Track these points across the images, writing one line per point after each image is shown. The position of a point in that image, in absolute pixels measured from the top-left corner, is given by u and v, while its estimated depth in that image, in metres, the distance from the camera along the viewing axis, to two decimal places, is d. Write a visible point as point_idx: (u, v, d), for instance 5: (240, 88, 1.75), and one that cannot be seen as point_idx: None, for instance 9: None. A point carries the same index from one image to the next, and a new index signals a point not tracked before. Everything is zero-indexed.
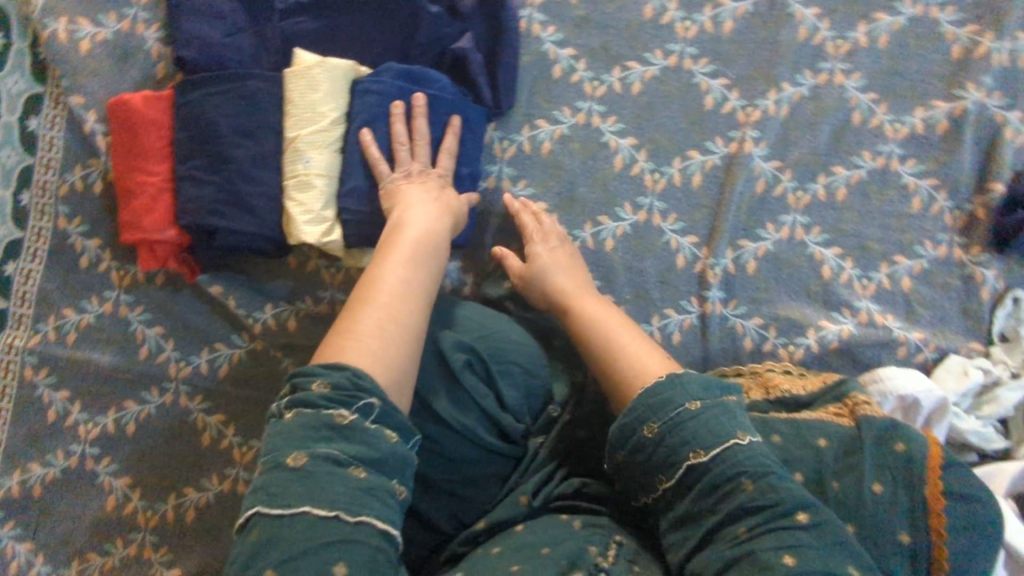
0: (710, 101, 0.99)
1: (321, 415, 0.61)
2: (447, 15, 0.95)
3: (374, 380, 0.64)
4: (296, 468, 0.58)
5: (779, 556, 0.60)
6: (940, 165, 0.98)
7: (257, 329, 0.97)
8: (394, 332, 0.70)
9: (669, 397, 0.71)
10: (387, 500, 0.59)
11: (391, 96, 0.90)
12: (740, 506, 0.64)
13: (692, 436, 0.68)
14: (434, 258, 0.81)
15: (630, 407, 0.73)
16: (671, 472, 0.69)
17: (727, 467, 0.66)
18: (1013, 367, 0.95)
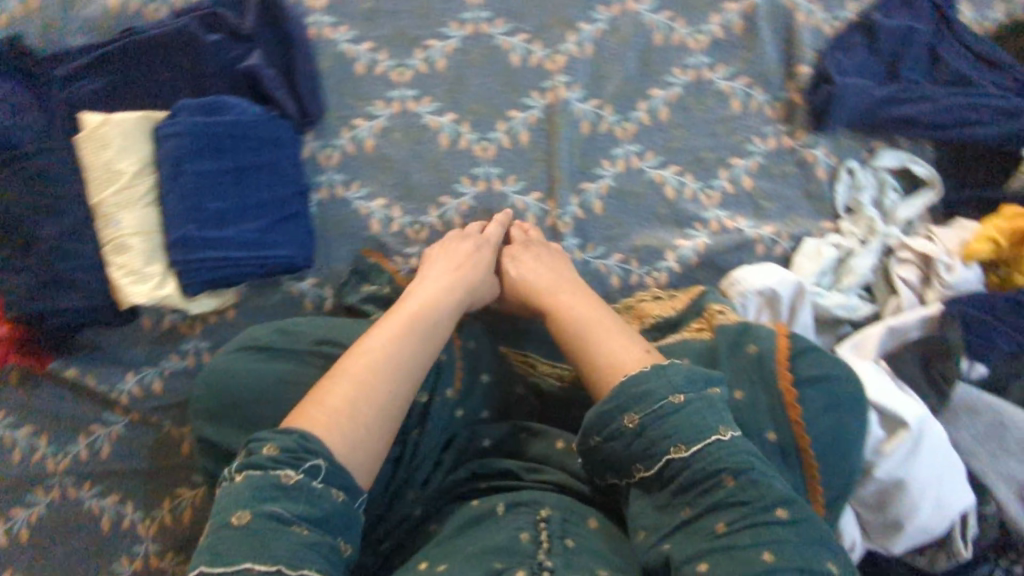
0: (515, 59, 1.00)
1: (269, 475, 0.60)
2: (229, 40, 0.93)
3: (323, 445, 0.64)
4: (240, 527, 0.58)
5: (758, 554, 0.59)
6: (747, 63, 1.01)
7: (125, 401, 0.95)
8: (365, 406, 0.69)
9: (649, 388, 0.68)
10: (330, 556, 0.60)
11: (189, 135, 0.87)
12: (719, 500, 0.63)
13: (674, 429, 0.66)
14: (413, 316, 0.79)
15: (614, 398, 0.69)
16: (652, 463, 0.66)
17: (708, 464, 0.64)
18: (861, 235, 0.98)
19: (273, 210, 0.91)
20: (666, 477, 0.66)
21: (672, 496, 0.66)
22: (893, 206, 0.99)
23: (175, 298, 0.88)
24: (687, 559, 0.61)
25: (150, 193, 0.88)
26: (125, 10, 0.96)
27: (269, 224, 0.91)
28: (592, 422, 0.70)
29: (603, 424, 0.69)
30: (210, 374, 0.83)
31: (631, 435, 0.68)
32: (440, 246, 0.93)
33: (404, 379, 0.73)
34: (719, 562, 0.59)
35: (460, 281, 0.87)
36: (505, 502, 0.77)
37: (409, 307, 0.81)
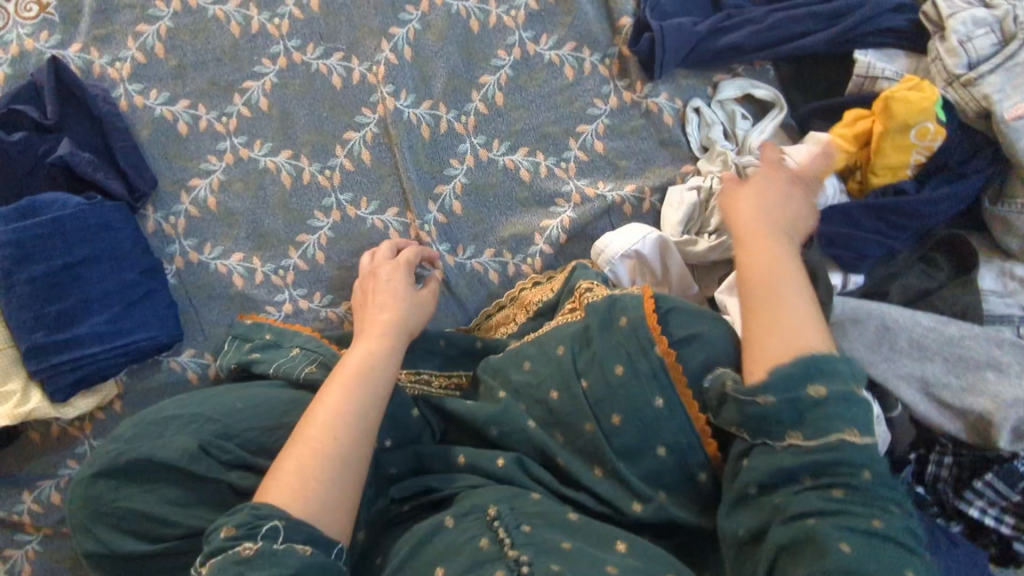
0: (337, 80, 0.98)
1: (229, 554, 0.60)
2: (36, 134, 0.91)
3: (275, 507, 0.63)
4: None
5: (866, 520, 0.59)
6: (568, 27, 1.00)
7: (29, 519, 0.92)
8: (326, 466, 0.67)
9: (830, 370, 0.65)
10: None
11: (12, 244, 0.84)
12: (846, 480, 0.61)
13: (841, 415, 0.63)
14: (358, 364, 0.76)
15: (798, 367, 0.65)
16: (810, 438, 0.63)
17: (853, 458, 0.62)
18: (720, 171, 0.96)
19: (121, 295, 0.88)
20: (803, 450, 0.63)
21: (801, 461, 0.63)
22: (744, 136, 0.98)
23: (43, 408, 0.86)
24: (795, 515, 0.61)
25: None
26: None
27: (120, 311, 0.88)
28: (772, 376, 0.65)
29: (784, 385, 0.64)
30: (80, 490, 0.75)
31: (800, 408, 0.64)
32: (365, 283, 0.89)
33: (359, 429, 0.71)
34: (836, 525, 0.59)
35: (396, 313, 0.84)
36: (454, 512, 0.75)
37: (351, 356, 0.77)
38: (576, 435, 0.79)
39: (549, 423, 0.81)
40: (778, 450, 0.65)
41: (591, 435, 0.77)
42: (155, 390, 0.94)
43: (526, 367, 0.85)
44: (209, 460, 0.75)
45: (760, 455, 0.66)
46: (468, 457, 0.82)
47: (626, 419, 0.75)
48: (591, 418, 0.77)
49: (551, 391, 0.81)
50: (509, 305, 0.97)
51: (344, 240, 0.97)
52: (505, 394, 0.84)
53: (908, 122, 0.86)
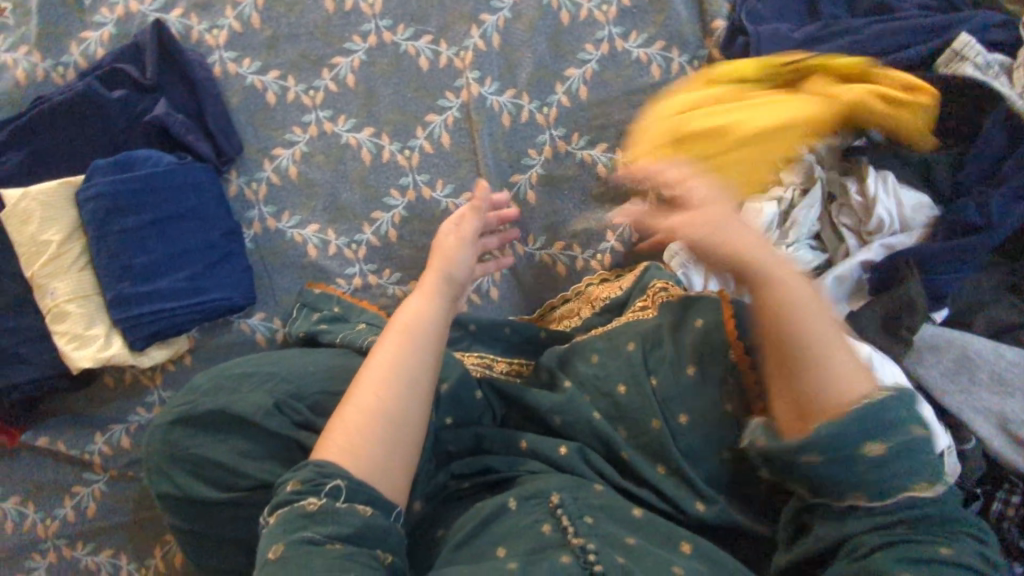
0: (424, 62, 0.99)
1: (294, 508, 0.60)
2: (134, 94, 0.94)
3: (339, 464, 0.63)
4: (276, 560, 0.57)
5: (934, 551, 0.58)
6: (660, 26, 0.99)
7: (99, 460, 0.97)
8: (377, 420, 0.66)
9: (902, 418, 0.60)
10: (372, 564, 0.58)
11: (107, 196, 0.88)
12: (914, 516, 0.60)
13: (911, 467, 0.60)
14: (409, 320, 0.74)
15: (851, 420, 0.60)
16: (875, 495, 0.60)
17: (923, 505, 0.60)
18: (801, 184, 0.96)
19: (202, 255, 0.91)
20: (874, 506, 0.60)
21: (870, 515, 0.60)
22: (832, 154, 0.97)
23: (124, 355, 0.88)
24: (858, 556, 0.59)
25: (81, 256, 0.89)
26: (32, 78, 0.97)
27: (201, 270, 0.91)
28: (811, 436, 0.60)
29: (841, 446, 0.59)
30: (161, 433, 0.79)
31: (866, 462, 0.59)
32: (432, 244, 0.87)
33: (412, 383, 0.69)
34: (902, 560, 0.57)
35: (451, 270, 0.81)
36: (516, 494, 0.77)
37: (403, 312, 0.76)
38: (641, 432, 0.79)
39: (613, 416, 0.82)
40: (848, 516, 0.61)
41: (657, 434, 0.77)
42: (224, 348, 0.97)
43: (593, 359, 0.87)
44: (282, 418, 0.77)
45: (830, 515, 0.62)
46: (531, 443, 0.84)
47: (693, 420, 0.76)
48: (659, 415, 0.78)
49: (618, 385, 0.82)
50: (575, 300, 0.98)
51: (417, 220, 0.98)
52: (570, 384, 0.85)
53: (912, 136, 0.91)
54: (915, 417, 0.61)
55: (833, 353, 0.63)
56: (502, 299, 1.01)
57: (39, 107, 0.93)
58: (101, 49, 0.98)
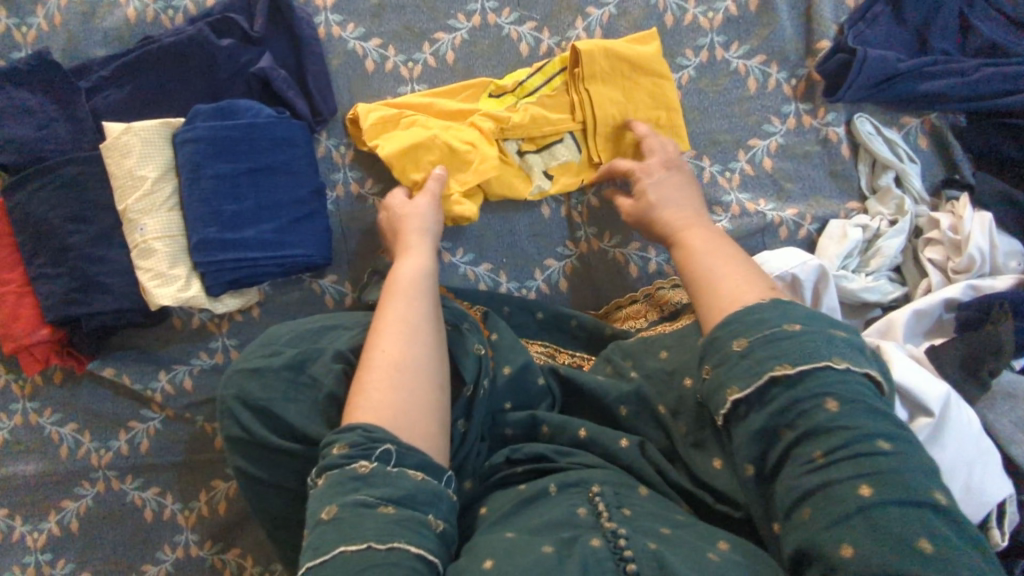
0: (525, 48, 1.00)
1: (346, 469, 0.60)
2: (241, 45, 0.95)
3: (384, 428, 0.63)
4: (329, 519, 0.57)
5: (854, 487, 0.52)
6: (764, 39, 0.98)
7: (159, 399, 0.98)
8: (396, 372, 0.68)
9: (762, 315, 0.62)
10: (421, 529, 0.58)
11: (205, 140, 0.88)
12: (816, 427, 0.55)
13: (781, 350, 0.59)
14: (403, 281, 0.79)
15: (719, 328, 0.64)
16: (746, 384, 0.59)
17: (818, 392, 0.56)
18: (890, 215, 0.95)
19: (289, 210, 0.92)
20: (764, 397, 0.58)
21: (769, 417, 0.58)
22: (921, 190, 0.96)
23: (200, 298, 0.90)
24: (794, 509, 0.54)
25: (171, 198, 0.90)
26: (142, 17, 0.98)
27: (287, 224, 0.92)
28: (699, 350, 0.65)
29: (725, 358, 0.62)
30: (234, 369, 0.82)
31: (734, 359, 0.61)
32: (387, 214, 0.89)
33: (418, 338, 0.73)
34: (824, 499, 0.53)
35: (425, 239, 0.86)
36: (556, 480, 0.77)
37: (399, 276, 0.80)
38: (701, 425, 0.80)
39: (676, 411, 0.83)
40: (745, 416, 0.59)
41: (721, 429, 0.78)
42: (294, 305, 0.99)
43: (662, 355, 0.88)
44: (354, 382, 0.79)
45: (736, 432, 0.60)
46: (590, 432, 0.84)
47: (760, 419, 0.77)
48: None
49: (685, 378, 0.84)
50: (644, 301, 0.98)
51: (496, 204, 1.00)
52: (637, 375, 0.88)
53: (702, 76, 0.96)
54: (789, 317, 0.62)
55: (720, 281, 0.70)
56: (570, 292, 1.02)
57: (148, 47, 0.94)
58: None
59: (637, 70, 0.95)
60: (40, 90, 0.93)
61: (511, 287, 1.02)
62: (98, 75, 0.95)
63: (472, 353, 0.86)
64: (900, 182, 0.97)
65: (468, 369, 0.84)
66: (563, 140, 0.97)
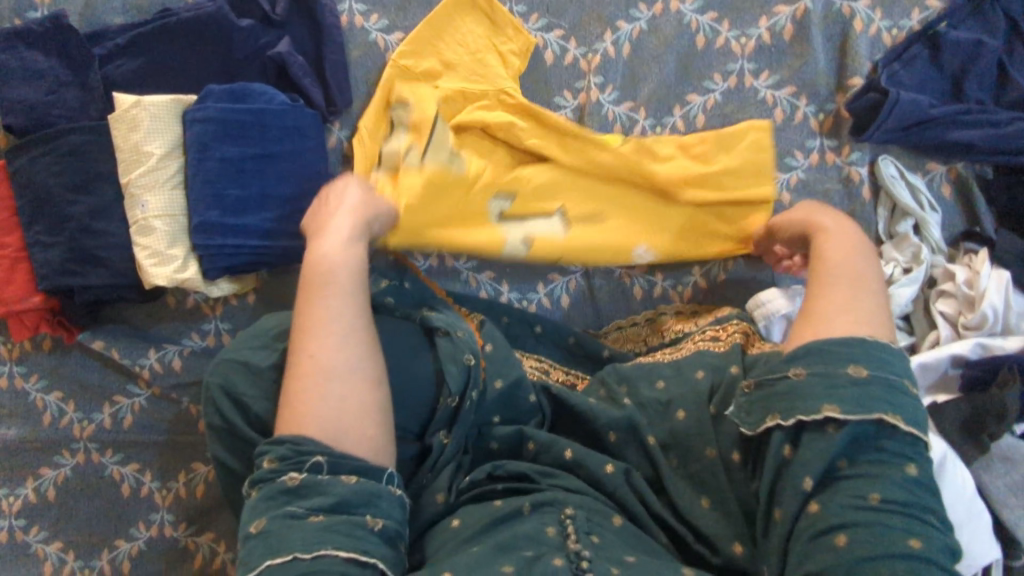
0: (550, 56, 0.97)
1: (276, 483, 0.61)
2: (261, 26, 0.94)
3: (314, 439, 0.63)
4: (258, 534, 0.59)
5: (902, 537, 0.57)
6: (795, 71, 0.95)
7: (147, 376, 0.97)
8: (325, 380, 0.65)
9: (884, 358, 0.65)
10: (355, 533, 0.59)
11: (217, 121, 0.87)
12: (888, 477, 0.60)
13: (891, 401, 0.63)
14: (322, 266, 0.73)
15: (838, 346, 0.66)
16: (851, 410, 0.62)
17: (900, 450, 0.61)
18: (905, 263, 0.92)
19: (293, 201, 0.90)
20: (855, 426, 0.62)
21: (847, 446, 0.62)
22: (939, 240, 0.93)
23: (196, 281, 0.89)
24: (832, 528, 0.59)
25: (175, 175, 0.89)
26: None
27: (290, 214, 0.90)
28: (807, 352, 0.67)
29: (827, 382, 0.64)
30: (222, 359, 0.80)
31: (844, 381, 0.64)
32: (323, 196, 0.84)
33: (354, 341, 0.68)
34: (870, 532, 0.57)
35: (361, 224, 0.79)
36: (531, 499, 0.77)
37: (317, 263, 0.74)
38: (693, 459, 0.79)
39: (666, 444, 0.82)
40: (831, 433, 0.62)
41: (710, 463, 0.78)
42: (289, 294, 0.97)
43: (659, 385, 0.86)
44: None
45: (811, 441, 0.63)
46: (576, 454, 0.83)
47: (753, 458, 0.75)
48: (715, 444, 0.78)
49: (677, 410, 0.82)
50: (643, 325, 0.97)
51: None
52: (629, 402, 0.86)
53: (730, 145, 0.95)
54: (907, 377, 0.65)
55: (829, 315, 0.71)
56: (571, 308, 1.00)
57: (165, 20, 0.92)
58: None
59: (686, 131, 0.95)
60: (51, 53, 0.92)
61: (511, 297, 1.00)
62: (112, 43, 0.93)
63: (461, 362, 0.84)
64: (919, 230, 0.94)
65: (454, 379, 0.83)
66: (555, 208, 0.95)
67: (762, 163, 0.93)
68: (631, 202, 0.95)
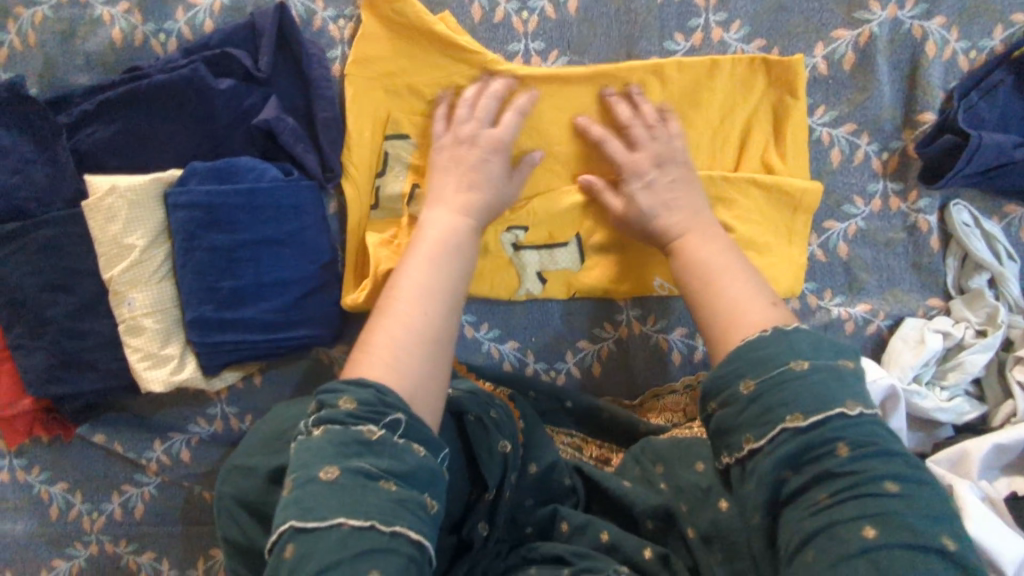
0: None
1: (349, 431, 0.52)
2: (242, 84, 0.82)
3: (399, 394, 0.55)
4: (330, 484, 0.50)
5: (859, 528, 0.48)
6: (857, 106, 0.83)
7: (154, 467, 0.91)
8: (418, 337, 0.60)
9: (769, 353, 0.55)
10: (420, 512, 0.51)
11: (202, 207, 0.77)
12: (825, 468, 0.51)
13: (792, 397, 0.53)
14: (423, 237, 0.69)
15: (732, 356, 0.57)
16: (761, 433, 0.54)
17: (836, 432, 0.52)
18: (979, 324, 0.83)
19: (295, 286, 0.81)
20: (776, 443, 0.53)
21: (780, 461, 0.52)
22: (1018, 297, 0.83)
23: (196, 379, 0.81)
24: (801, 546, 0.50)
25: (163, 266, 0.80)
26: (129, 39, 0.85)
27: (294, 299, 0.81)
28: (707, 385, 0.58)
29: (750, 408, 0.55)
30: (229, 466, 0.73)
31: (743, 401, 0.55)
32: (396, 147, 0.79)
33: (443, 307, 0.64)
34: (831, 538, 0.49)
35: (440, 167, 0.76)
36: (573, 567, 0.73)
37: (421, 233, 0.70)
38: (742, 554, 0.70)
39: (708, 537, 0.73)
40: (759, 459, 0.53)
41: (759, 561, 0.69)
42: (298, 377, 0.90)
43: (698, 467, 0.78)
44: None
45: (748, 475, 0.54)
46: (612, 536, 0.78)
47: None
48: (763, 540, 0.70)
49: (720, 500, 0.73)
50: (683, 393, 0.88)
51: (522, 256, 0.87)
52: (667, 487, 0.79)
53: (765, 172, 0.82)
54: (801, 355, 0.55)
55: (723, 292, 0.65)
56: (604, 376, 0.92)
57: (136, 83, 0.81)
58: (210, 20, 0.85)
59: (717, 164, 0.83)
60: (13, 125, 0.82)
61: (538, 368, 0.92)
62: (80, 108, 0.83)
63: (497, 453, 0.78)
64: (994, 284, 0.84)
65: (493, 473, 0.77)
66: (568, 244, 0.87)
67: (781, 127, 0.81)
68: (652, 228, 0.85)
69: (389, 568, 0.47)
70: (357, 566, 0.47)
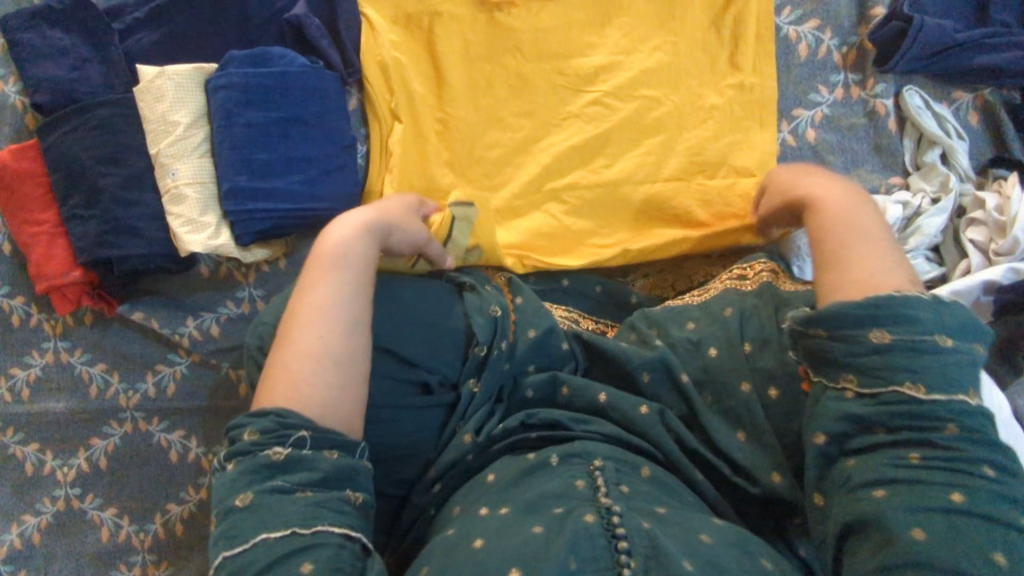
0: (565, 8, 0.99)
1: (258, 457, 0.60)
2: None
3: (301, 415, 0.62)
4: (245, 508, 0.58)
5: (945, 493, 0.55)
6: (817, 4, 0.96)
7: (187, 344, 1.00)
8: (325, 355, 0.66)
9: (913, 316, 0.61)
10: (341, 507, 0.60)
11: (239, 87, 0.88)
12: (927, 438, 0.58)
13: (919, 367, 0.59)
14: (326, 251, 0.73)
15: (857, 307, 0.62)
16: (871, 383, 0.61)
17: (942, 411, 0.58)
18: (933, 193, 0.92)
19: (318, 163, 0.91)
20: (876, 399, 0.60)
21: (873, 411, 0.60)
22: (967, 167, 0.93)
23: (229, 247, 0.90)
24: (865, 486, 0.58)
25: (202, 143, 0.90)
26: None
27: (317, 176, 0.91)
28: (825, 312, 0.64)
29: (852, 348, 0.62)
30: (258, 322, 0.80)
31: (865, 347, 0.62)
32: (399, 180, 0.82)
33: (344, 320, 0.69)
34: (912, 496, 0.56)
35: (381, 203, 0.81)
36: (558, 451, 0.72)
37: (325, 243, 0.74)
38: (727, 395, 0.78)
39: None
40: (849, 399, 0.62)
41: (746, 398, 0.76)
42: None
43: (689, 326, 0.84)
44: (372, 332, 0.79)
45: (831, 404, 0.63)
46: (610, 397, 0.80)
47: (783, 392, 0.75)
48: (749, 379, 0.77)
49: (711, 348, 0.80)
50: (671, 269, 0.98)
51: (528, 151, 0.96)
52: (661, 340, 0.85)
53: (755, 69, 0.95)
54: (942, 328, 0.61)
55: (858, 236, 0.71)
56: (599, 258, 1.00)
57: None
58: None
59: (706, 67, 0.96)
60: (72, 29, 0.93)
61: None
62: (132, 17, 0.94)
63: (488, 314, 0.84)
64: (946, 159, 0.94)
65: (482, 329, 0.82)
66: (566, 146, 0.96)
67: (739, 32, 0.95)
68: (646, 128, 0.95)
69: (321, 557, 0.55)
70: (293, 563, 0.54)
